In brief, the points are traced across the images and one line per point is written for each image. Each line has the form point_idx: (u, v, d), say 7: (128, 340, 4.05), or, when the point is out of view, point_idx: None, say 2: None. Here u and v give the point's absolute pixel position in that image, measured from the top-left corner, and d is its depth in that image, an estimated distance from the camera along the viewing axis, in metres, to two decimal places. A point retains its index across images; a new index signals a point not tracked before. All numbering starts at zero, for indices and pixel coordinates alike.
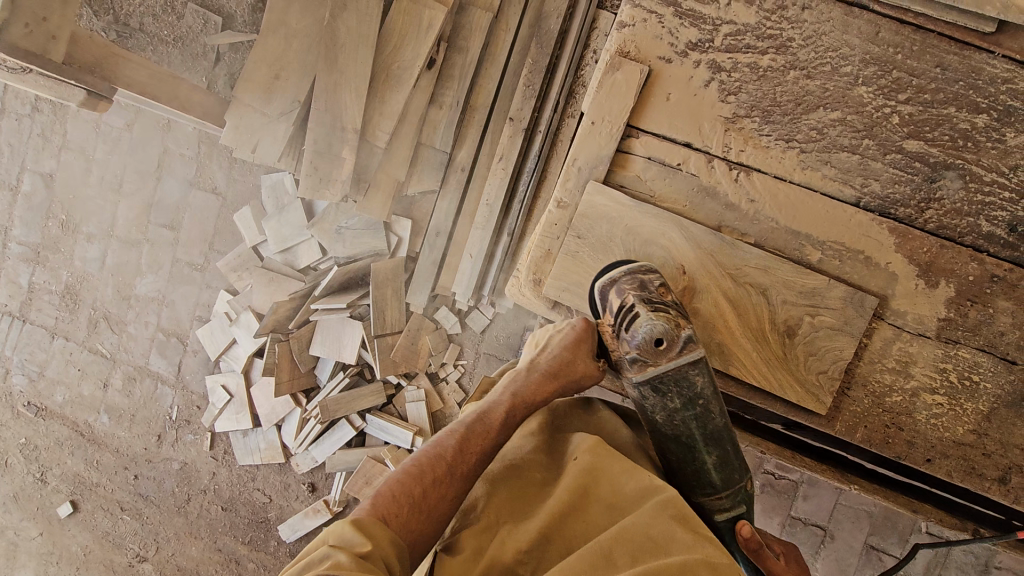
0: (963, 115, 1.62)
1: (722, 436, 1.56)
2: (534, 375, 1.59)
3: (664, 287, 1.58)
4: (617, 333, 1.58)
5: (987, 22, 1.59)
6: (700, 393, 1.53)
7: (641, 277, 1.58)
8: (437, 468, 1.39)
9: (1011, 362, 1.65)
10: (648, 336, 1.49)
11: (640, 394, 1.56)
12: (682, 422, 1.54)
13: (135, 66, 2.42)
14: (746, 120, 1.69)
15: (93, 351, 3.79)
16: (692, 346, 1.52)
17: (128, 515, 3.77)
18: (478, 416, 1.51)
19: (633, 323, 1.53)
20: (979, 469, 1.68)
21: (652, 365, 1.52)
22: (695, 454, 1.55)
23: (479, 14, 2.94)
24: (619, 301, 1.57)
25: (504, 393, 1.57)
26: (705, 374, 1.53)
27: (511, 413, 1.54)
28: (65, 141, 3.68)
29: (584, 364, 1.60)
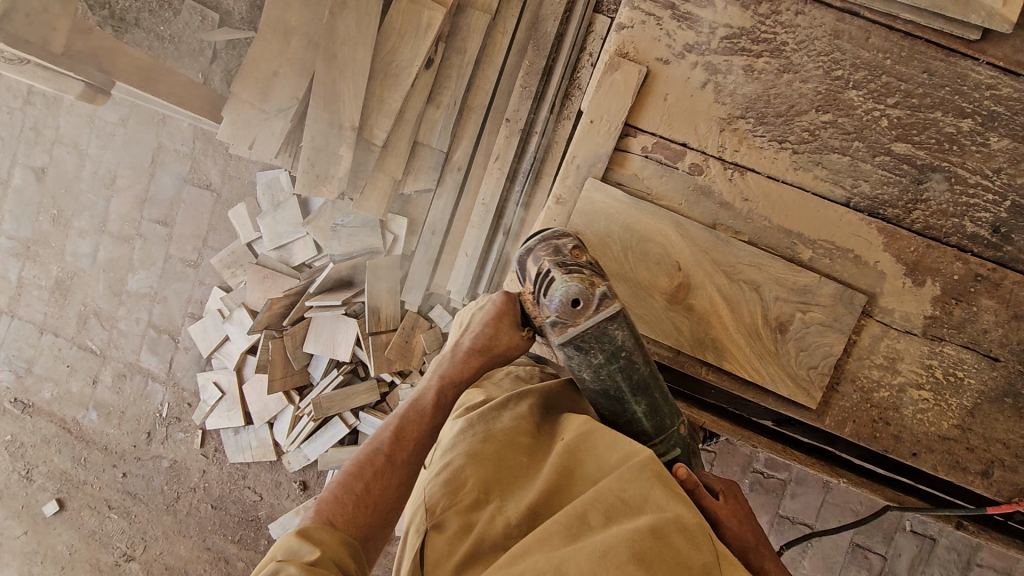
0: (948, 119, 1.68)
1: (650, 384, 1.55)
2: (460, 355, 1.61)
3: (579, 249, 1.54)
4: (537, 300, 1.53)
5: (972, 31, 1.65)
6: (622, 346, 1.49)
7: (555, 242, 1.54)
8: (374, 464, 1.44)
9: (994, 359, 1.70)
10: (563, 296, 1.44)
11: (566, 355, 1.51)
12: (608, 377, 1.51)
13: (134, 60, 2.43)
14: (740, 121, 1.73)
15: (82, 347, 3.75)
16: (609, 300, 1.46)
17: (115, 514, 3.73)
18: (409, 406, 1.56)
19: (550, 288, 1.48)
20: (962, 463, 1.72)
21: (572, 326, 1.46)
22: (626, 405, 1.55)
23: (477, 16, 2.98)
24: (536, 268, 1.53)
25: (434, 377, 1.61)
26: (625, 327, 1.47)
27: (442, 395, 1.59)
28: (58, 135, 3.66)
29: (509, 336, 1.60)
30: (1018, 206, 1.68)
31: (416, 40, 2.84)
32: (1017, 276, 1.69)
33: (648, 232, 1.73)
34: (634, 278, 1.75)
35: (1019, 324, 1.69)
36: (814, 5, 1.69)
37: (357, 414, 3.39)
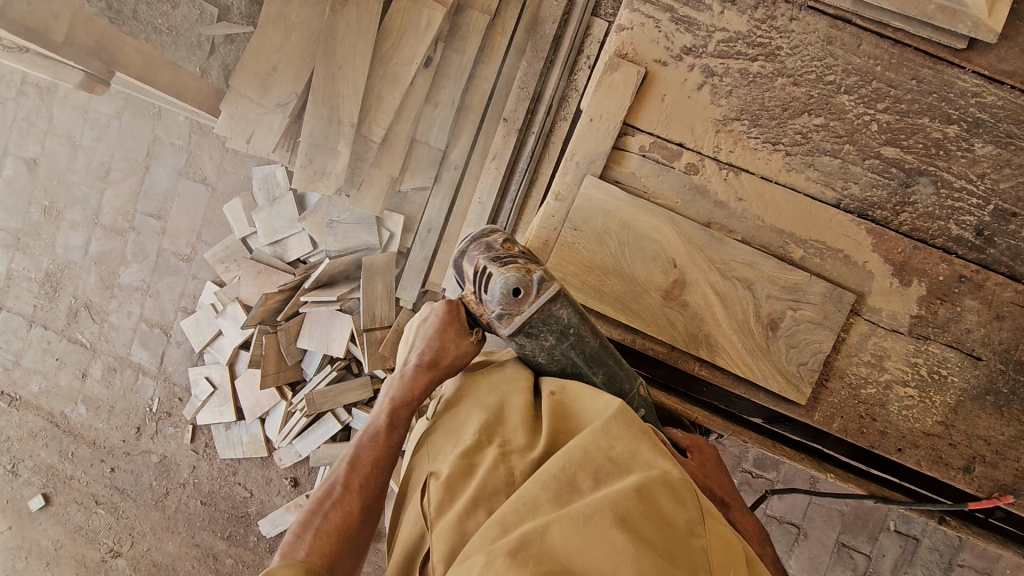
0: (935, 124, 1.73)
1: (603, 354, 1.61)
2: (408, 373, 1.52)
3: (510, 240, 1.53)
4: (480, 298, 1.53)
5: (959, 39, 1.70)
6: (570, 323, 1.54)
7: (486, 239, 1.52)
8: (330, 496, 1.46)
9: (977, 357, 1.75)
10: (504, 288, 1.46)
11: (518, 343, 1.55)
12: (562, 355, 1.57)
13: (135, 52, 2.43)
14: (735, 123, 1.78)
15: (72, 340, 3.72)
16: (548, 282, 1.49)
17: (102, 509, 3.70)
18: (362, 433, 1.52)
19: (489, 284, 1.48)
20: (946, 459, 1.77)
21: (518, 314, 1.49)
22: (584, 379, 1.61)
23: (476, 16, 3.01)
24: (471, 268, 1.51)
25: (386, 399, 1.53)
26: (568, 305, 1.52)
27: (396, 416, 1.52)
28: (52, 126, 3.63)
29: (458, 346, 1.53)
30: (1000, 210, 1.73)
31: (416, 38, 2.86)
32: (999, 277, 1.74)
33: (645, 230, 1.77)
34: (629, 274, 1.78)
35: (1000, 324, 1.74)
36: (809, 11, 1.75)
37: (350, 410, 3.38)
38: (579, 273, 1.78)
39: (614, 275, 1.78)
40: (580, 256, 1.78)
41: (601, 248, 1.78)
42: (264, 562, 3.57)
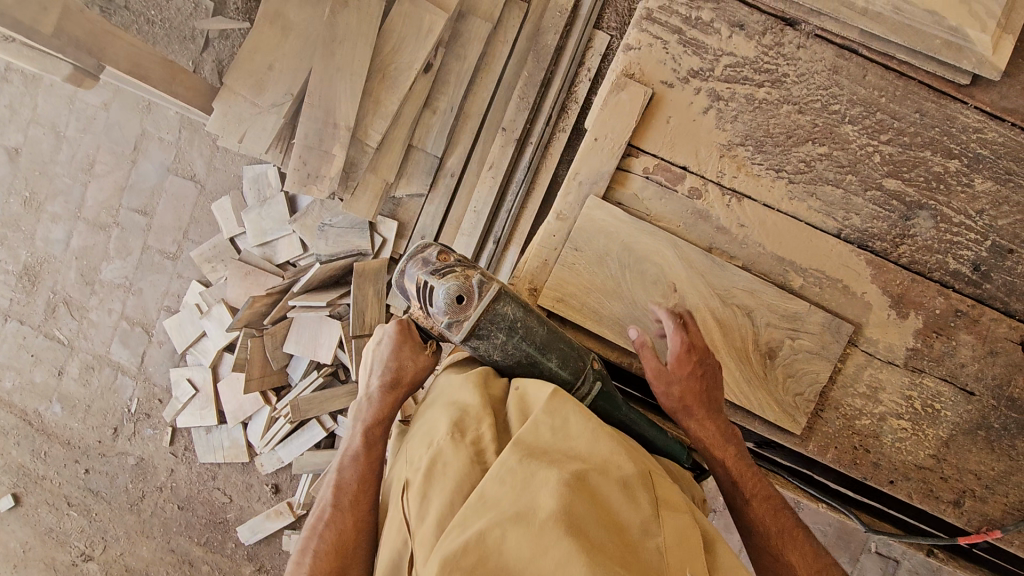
0: (937, 159, 1.74)
1: (554, 339, 1.63)
2: (373, 396, 1.60)
3: (446, 251, 1.57)
4: (427, 313, 1.57)
5: (963, 75, 1.71)
6: (516, 318, 1.57)
7: (421, 255, 1.57)
8: (323, 517, 1.52)
9: (970, 392, 1.76)
10: (447, 296, 1.48)
11: (472, 346, 1.57)
12: (516, 350, 1.59)
13: (127, 46, 2.35)
14: (739, 148, 1.77)
15: (49, 336, 3.61)
16: (487, 284, 1.53)
17: (75, 511, 3.60)
18: (342, 458, 1.60)
19: (433, 296, 1.52)
20: (936, 492, 1.77)
21: (466, 319, 1.52)
22: (542, 367, 1.61)
23: (478, 23, 2.97)
24: (415, 283, 1.56)
25: (357, 423, 1.62)
26: (511, 301, 1.56)
27: (371, 437, 1.60)
28: (35, 115, 3.52)
29: (414, 362, 1.60)
30: (997, 246, 1.74)
31: (416, 43, 2.81)
32: (994, 313, 1.75)
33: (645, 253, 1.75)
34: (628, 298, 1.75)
35: (994, 360, 1.75)
36: (816, 40, 1.74)
37: (336, 417, 3.34)
38: (576, 295, 1.75)
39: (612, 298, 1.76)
40: (581, 277, 1.75)
41: (600, 271, 1.75)
42: (241, 570, 3.51)
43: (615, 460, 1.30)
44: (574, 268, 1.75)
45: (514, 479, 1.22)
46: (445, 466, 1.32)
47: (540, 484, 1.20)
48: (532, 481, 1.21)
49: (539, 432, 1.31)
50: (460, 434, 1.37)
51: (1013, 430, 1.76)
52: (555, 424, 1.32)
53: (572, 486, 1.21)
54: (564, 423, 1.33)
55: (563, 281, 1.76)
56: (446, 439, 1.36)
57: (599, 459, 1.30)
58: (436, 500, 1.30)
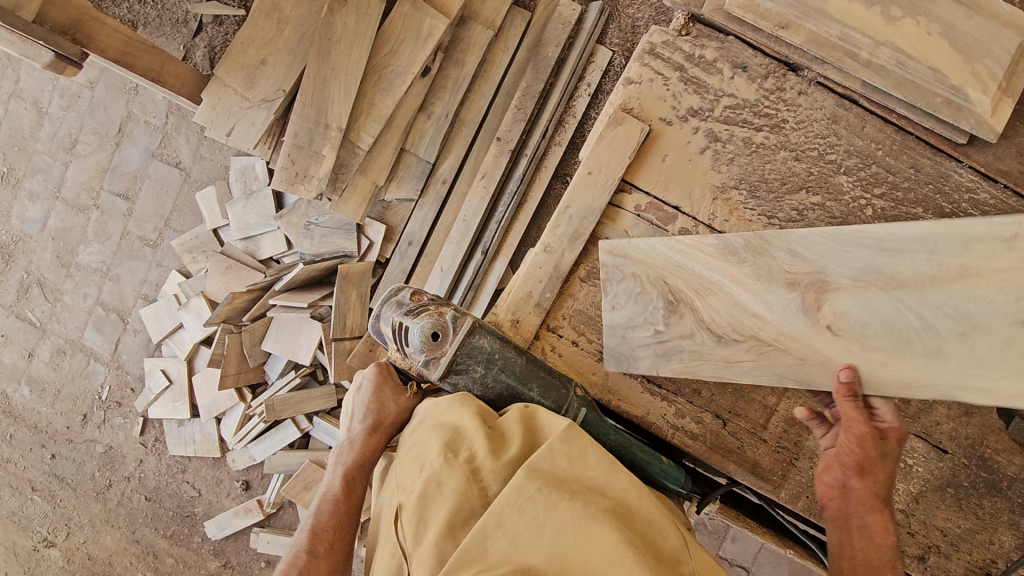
0: (928, 216, 1.73)
1: (533, 368, 1.60)
2: (356, 440, 1.57)
3: (419, 292, 1.59)
4: (403, 353, 1.56)
5: (960, 134, 1.70)
6: (493, 350, 1.56)
7: (394, 298, 1.57)
8: (297, 565, 1.48)
9: (943, 450, 1.77)
10: (421, 334, 1.49)
11: (450, 383, 1.56)
12: (495, 383, 1.57)
13: (113, 33, 2.27)
14: (733, 192, 1.75)
15: (21, 317, 3.53)
16: (462, 319, 1.54)
17: (39, 497, 3.54)
18: (320, 503, 1.56)
19: (408, 336, 1.52)
20: (902, 546, 1.79)
21: (443, 356, 1.52)
22: (523, 398, 1.59)
23: (479, 30, 2.92)
24: (389, 326, 1.56)
25: (337, 467, 1.58)
26: (487, 333, 1.56)
27: (350, 482, 1.57)
28: (17, 89, 3.40)
29: (395, 403, 1.56)
30: None
31: (415, 47, 2.74)
32: None
33: (900, 334, 1.39)
34: (687, 268, 1.62)
35: (969, 420, 1.76)
36: (818, 87, 1.73)
37: (311, 418, 3.29)
38: (949, 256, 1.31)
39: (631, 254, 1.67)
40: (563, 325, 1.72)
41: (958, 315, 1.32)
42: (206, 565, 3.47)
43: (634, 493, 1.32)
44: (983, 291, 1.29)
45: (534, 506, 1.24)
46: (440, 486, 1.31)
47: (563, 512, 1.23)
48: (551, 510, 1.23)
49: (554, 461, 1.32)
50: (453, 454, 1.35)
51: (981, 489, 1.77)
52: (574, 452, 1.34)
53: (595, 516, 1.22)
54: (582, 455, 1.34)
55: (972, 270, 1.30)
56: (439, 460, 1.34)
57: (620, 494, 1.32)
58: (434, 522, 1.28)
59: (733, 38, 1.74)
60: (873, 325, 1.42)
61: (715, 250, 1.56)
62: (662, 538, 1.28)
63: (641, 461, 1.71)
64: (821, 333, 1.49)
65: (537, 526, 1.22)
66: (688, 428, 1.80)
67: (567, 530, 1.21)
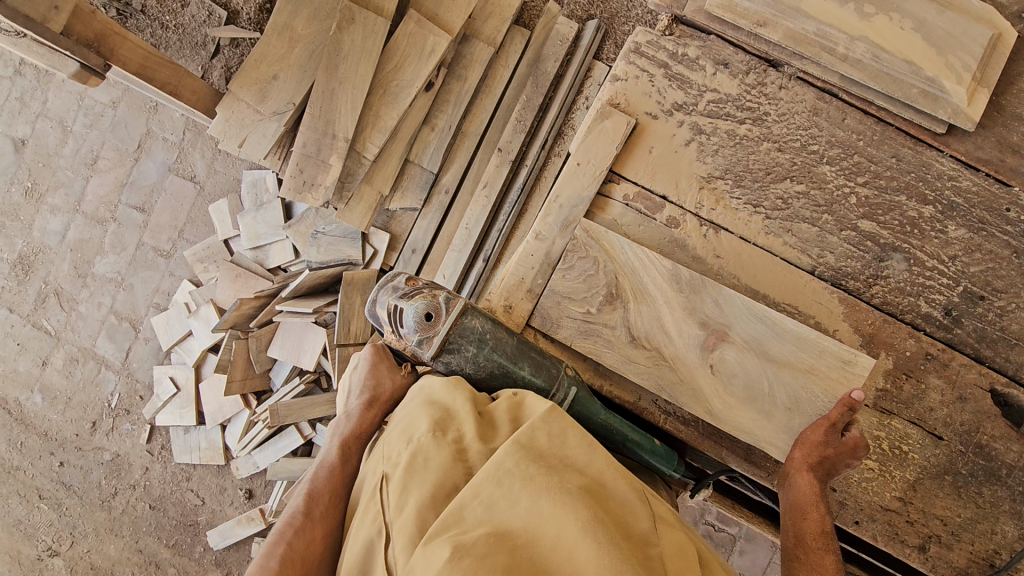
0: (911, 204, 1.77)
1: (524, 348, 1.65)
2: (353, 413, 1.62)
3: (413, 278, 1.64)
4: (399, 335, 1.61)
5: (939, 124, 1.75)
6: (486, 331, 1.61)
7: (389, 284, 1.63)
8: (292, 525, 1.50)
9: (938, 437, 1.76)
10: (415, 316, 1.54)
11: (444, 363, 1.61)
12: (487, 363, 1.61)
13: (134, 48, 2.43)
14: (719, 181, 1.81)
15: (36, 326, 3.63)
16: (454, 300, 1.59)
17: (45, 504, 3.58)
18: (315, 470, 1.59)
19: (402, 317, 1.57)
20: (901, 535, 1.76)
21: (436, 334, 1.56)
22: (515, 377, 1.62)
23: (481, 47, 3.06)
24: (385, 310, 1.61)
25: (334, 439, 1.62)
26: (480, 315, 1.61)
27: (347, 452, 1.61)
28: (44, 109, 3.59)
29: (392, 379, 1.64)
30: (969, 292, 1.76)
31: (419, 62, 2.86)
32: (964, 358, 1.76)
33: (758, 398, 1.67)
34: (638, 277, 1.73)
35: (962, 405, 1.76)
36: (798, 81, 1.81)
37: (315, 425, 3.31)
38: (808, 357, 1.64)
39: (603, 240, 1.74)
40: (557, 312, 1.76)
41: (798, 405, 1.64)
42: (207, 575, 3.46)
43: (610, 474, 1.36)
44: (818, 396, 1.63)
45: (512, 481, 1.27)
46: (426, 460, 1.34)
47: (539, 487, 1.26)
48: (530, 485, 1.26)
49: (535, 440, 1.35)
50: (441, 432, 1.38)
51: (980, 477, 1.75)
52: (554, 433, 1.36)
53: (570, 494, 1.25)
54: (562, 438, 1.36)
55: (816, 373, 1.64)
56: (427, 436, 1.37)
57: (595, 473, 1.35)
58: (415, 494, 1.31)
59: (714, 38, 1.83)
60: (739, 380, 1.68)
61: (665, 277, 1.70)
62: (635, 518, 1.32)
63: (632, 443, 1.74)
64: (705, 372, 1.70)
65: (514, 501, 1.25)
66: (681, 414, 1.81)
67: (544, 504, 1.24)
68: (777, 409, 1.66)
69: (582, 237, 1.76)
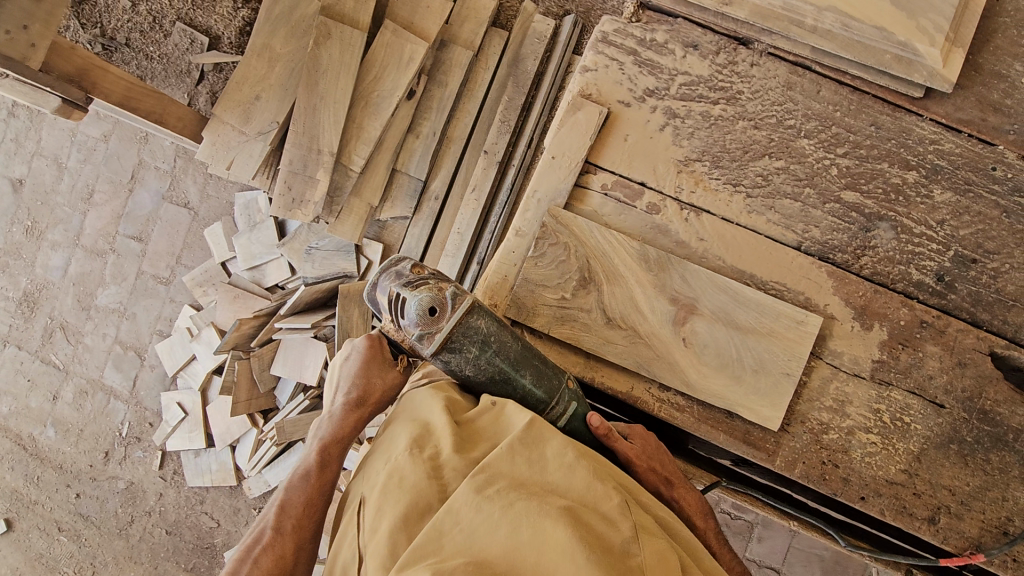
0: (894, 170, 1.75)
1: (529, 355, 1.60)
2: (337, 416, 1.61)
3: (418, 266, 1.59)
4: (398, 325, 1.57)
5: (916, 88, 1.73)
6: (490, 332, 1.55)
7: (393, 269, 1.58)
8: (262, 540, 1.52)
9: (940, 405, 1.73)
10: (418, 307, 1.48)
11: (443, 361, 1.55)
12: (489, 365, 1.56)
13: (116, 80, 2.49)
14: (697, 164, 1.79)
15: (45, 361, 3.69)
16: (461, 297, 1.53)
17: (65, 537, 3.62)
18: (291, 478, 1.58)
19: (404, 307, 1.52)
20: (909, 509, 1.72)
21: (438, 331, 1.50)
22: (515, 384, 1.59)
23: (459, 51, 3.07)
24: (386, 297, 1.56)
25: (315, 441, 1.62)
26: (484, 316, 1.55)
27: (325, 457, 1.59)
28: (39, 147, 3.65)
29: (382, 378, 1.63)
30: (960, 256, 1.73)
31: (399, 72, 2.87)
32: (960, 323, 1.73)
33: (728, 364, 1.72)
34: (608, 258, 1.74)
35: (963, 371, 1.72)
36: (769, 57, 1.79)
37: None
38: (767, 319, 1.70)
39: (572, 225, 1.74)
40: (542, 308, 1.74)
41: (763, 366, 1.70)
42: None
43: (595, 491, 1.32)
44: (778, 355, 1.70)
45: (492, 506, 1.24)
46: (401, 479, 1.34)
47: (519, 513, 1.24)
48: (508, 509, 1.24)
49: (514, 460, 1.33)
50: (419, 450, 1.38)
51: (987, 443, 1.72)
52: (532, 450, 1.35)
53: (551, 515, 1.23)
54: (539, 455, 1.35)
55: (774, 334, 1.71)
56: (405, 455, 1.37)
57: (577, 493, 1.32)
58: (389, 514, 1.30)
59: (681, 21, 1.82)
60: (711, 350, 1.72)
61: (634, 257, 1.73)
62: (615, 531, 1.27)
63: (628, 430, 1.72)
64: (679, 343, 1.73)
65: (494, 522, 1.23)
66: (675, 401, 1.78)
67: (524, 531, 1.22)
68: (745, 373, 1.71)
69: (550, 222, 1.75)
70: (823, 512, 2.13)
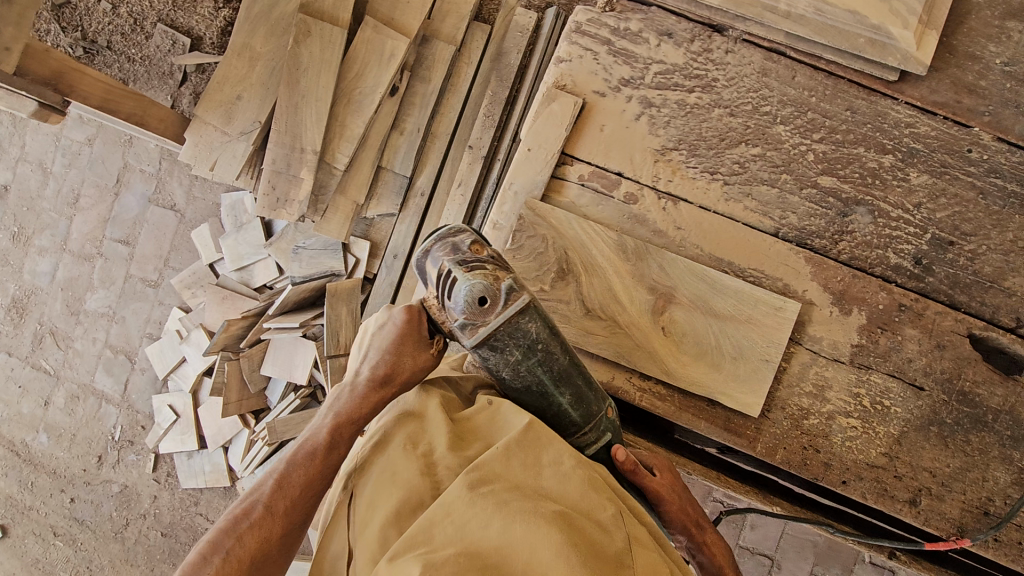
0: (870, 154, 1.75)
1: (573, 373, 1.50)
2: (358, 391, 1.48)
3: (479, 244, 1.43)
4: (442, 304, 1.44)
5: (891, 72, 1.73)
6: (538, 339, 1.43)
7: (451, 239, 1.42)
8: (250, 515, 1.39)
9: (919, 388, 1.73)
10: (469, 295, 1.35)
11: (481, 355, 1.43)
12: (529, 373, 1.45)
13: (94, 82, 2.48)
14: (673, 153, 1.79)
15: (35, 367, 3.68)
16: (516, 293, 1.39)
17: (60, 541, 3.63)
18: (296, 450, 1.45)
19: (453, 288, 1.38)
20: (891, 491, 1.73)
21: (483, 326, 1.38)
22: (552, 400, 1.49)
23: (441, 47, 3.05)
24: (437, 269, 1.42)
25: (328, 415, 1.48)
26: (537, 319, 1.41)
27: (336, 436, 1.46)
28: (23, 153, 3.64)
29: (414, 360, 1.48)
30: (937, 238, 1.73)
31: (380, 68, 2.86)
32: (938, 305, 1.73)
33: (707, 352, 1.73)
34: (586, 249, 1.74)
35: (942, 353, 1.73)
36: (744, 44, 1.78)
37: None
38: (746, 308, 1.70)
39: (549, 216, 1.74)
40: None
41: (741, 354, 1.71)
42: None
43: (590, 500, 1.29)
44: (757, 342, 1.70)
45: (487, 502, 1.21)
46: (394, 474, 1.35)
47: (515, 509, 1.21)
48: (503, 506, 1.21)
49: (511, 462, 1.31)
50: (413, 446, 1.39)
51: (966, 425, 1.72)
52: (529, 453, 1.33)
53: (544, 515, 1.20)
54: (535, 456, 1.33)
55: (754, 321, 1.71)
56: (399, 450, 1.38)
57: (570, 501, 1.29)
58: (382, 508, 1.31)
59: (655, 9, 1.81)
60: (690, 338, 1.73)
61: (611, 247, 1.73)
62: (610, 538, 1.24)
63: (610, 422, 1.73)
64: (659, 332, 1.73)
65: (487, 518, 1.19)
66: (656, 390, 1.78)
67: (518, 525, 1.18)
68: (724, 360, 1.72)
69: (528, 215, 1.75)
70: (810, 499, 2.14)
